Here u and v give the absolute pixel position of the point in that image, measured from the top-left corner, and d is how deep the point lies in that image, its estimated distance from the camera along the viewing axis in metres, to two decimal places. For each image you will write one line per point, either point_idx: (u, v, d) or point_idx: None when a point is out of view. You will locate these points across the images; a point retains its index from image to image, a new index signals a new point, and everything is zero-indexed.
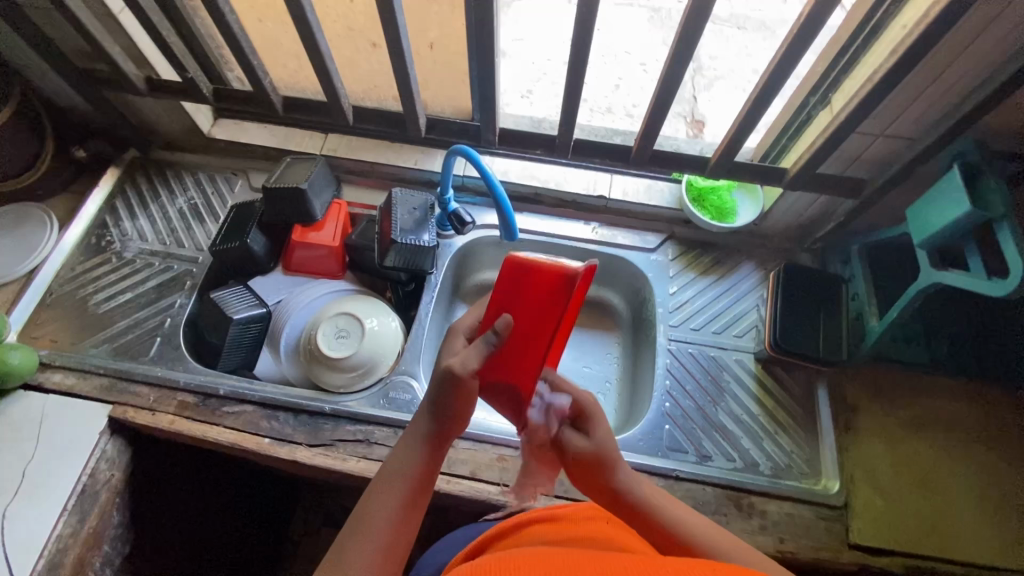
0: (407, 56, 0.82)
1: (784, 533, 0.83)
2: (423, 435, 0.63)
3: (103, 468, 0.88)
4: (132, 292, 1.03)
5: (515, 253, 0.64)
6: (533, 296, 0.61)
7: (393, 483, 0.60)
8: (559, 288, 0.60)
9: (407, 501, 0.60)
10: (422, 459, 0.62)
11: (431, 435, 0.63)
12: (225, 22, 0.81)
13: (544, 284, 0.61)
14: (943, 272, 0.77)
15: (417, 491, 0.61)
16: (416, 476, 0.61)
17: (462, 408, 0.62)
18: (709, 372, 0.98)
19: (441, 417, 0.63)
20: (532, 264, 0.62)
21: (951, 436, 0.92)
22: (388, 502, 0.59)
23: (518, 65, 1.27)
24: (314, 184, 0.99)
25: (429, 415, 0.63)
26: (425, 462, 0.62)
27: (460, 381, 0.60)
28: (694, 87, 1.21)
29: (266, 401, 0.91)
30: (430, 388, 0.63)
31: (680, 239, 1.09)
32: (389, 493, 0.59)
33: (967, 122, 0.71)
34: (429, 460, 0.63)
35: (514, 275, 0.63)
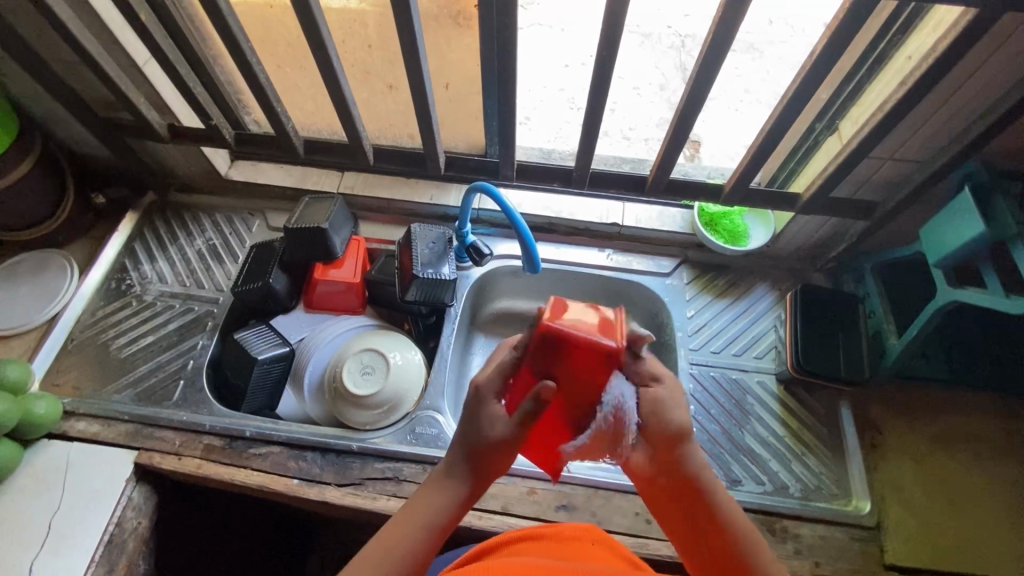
0: (429, 99, 0.85)
1: (819, 556, 0.83)
2: (458, 481, 0.60)
3: (130, 517, 0.87)
4: (153, 335, 1.03)
5: (549, 319, 0.57)
6: (573, 370, 0.57)
7: (417, 518, 0.59)
8: (601, 365, 0.57)
9: (426, 548, 0.58)
10: (452, 508, 0.60)
11: (466, 486, 0.60)
12: (252, 72, 0.83)
13: (588, 358, 0.56)
14: (959, 290, 0.79)
15: (438, 541, 0.59)
16: (443, 516, 0.59)
17: (501, 451, 0.59)
18: (733, 395, 0.98)
19: (480, 465, 0.60)
20: (574, 337, 0.56)
21: (977, 452, 0.92)
22: (410, 540, 0.58)
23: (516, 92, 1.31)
24: (334, 223, 1.00)
25: (465, 452, 0.60)
26: (454, 512, 0.60)
27: (505, 436, 0.58)
28: None
29: (293, 441, 0.91)
30: (468, 424, 0.60)
31: (693, 262, 1.11)
32: (410, 529, 0.58)
33: (976, 147, 0.73)
34: (458, 510, 0.60)
35: (549, 346, 0.57)
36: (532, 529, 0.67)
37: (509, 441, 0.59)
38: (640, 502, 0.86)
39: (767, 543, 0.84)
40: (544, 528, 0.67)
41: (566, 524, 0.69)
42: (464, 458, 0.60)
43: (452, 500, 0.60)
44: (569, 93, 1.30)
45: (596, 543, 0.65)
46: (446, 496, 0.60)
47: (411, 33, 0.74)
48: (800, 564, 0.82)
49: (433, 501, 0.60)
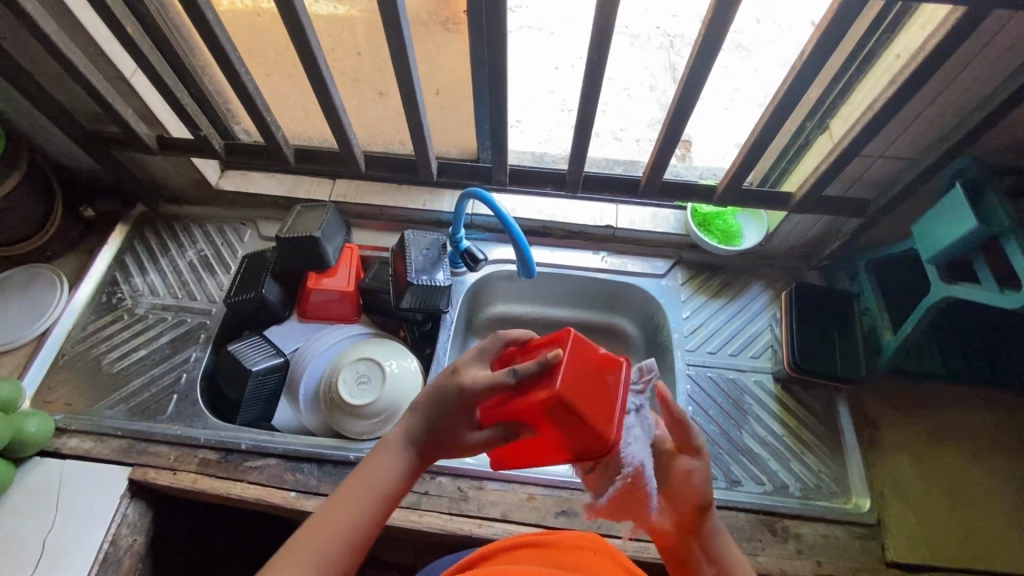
0: (420, 105, 0.84)
1: (820, 555, 0.83)
2: (406, 455, 0.63)
3: (125, 534, 0.86)
4: (145, 348, 1.02)
5: (564, 390, 0.54)
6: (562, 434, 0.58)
7: (366, 484, 0.61)
8: (589, 446, 0.57)
9: (369, 518, 0.60)
10: (397, 482, 0.62)
11: (413, 460, 0.63)
12: (241, 82, 0.83)
13: (579, 436, 0.57)
14: (954, 286, 0.79)
15: (382, 512, 0.61)
16: (389, 484, 0.61)
17: (453, 429, 0.62)
18: (730, 395, 0.98)
19: (429, 437, 0.63)
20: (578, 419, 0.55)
21: (974, 446, 0.92)
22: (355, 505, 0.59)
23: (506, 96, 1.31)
24: (326, 231, 1.00)
25: (418, 423, 0.63)
26: (398, 485, 0.62)
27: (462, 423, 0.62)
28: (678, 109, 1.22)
29: (290, 453, 0.90)
30: (425, 397, 0.63)
31: (688, 263, 1.11)
32: (358, 495, 0.60)
33: (966, 144, 0.74)
34: (403, 482, 0.62)
35: (554, 413, 0.55)
36: (533, 534, 0.65)
37: (466, 442, 0.62)
38: None
39: (768, 543, 0.84)
40: (545, 536, 0.65)
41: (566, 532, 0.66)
42: (413, 432, 0.63)
43: (398, 473, 0.62)
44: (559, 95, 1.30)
45: (597, 554, 0.62)
46: (393, 468, 0.62)
47: (400, 40, 0.73)
48: (801, 564, 0.82)
49: (379, 474, 0.61)
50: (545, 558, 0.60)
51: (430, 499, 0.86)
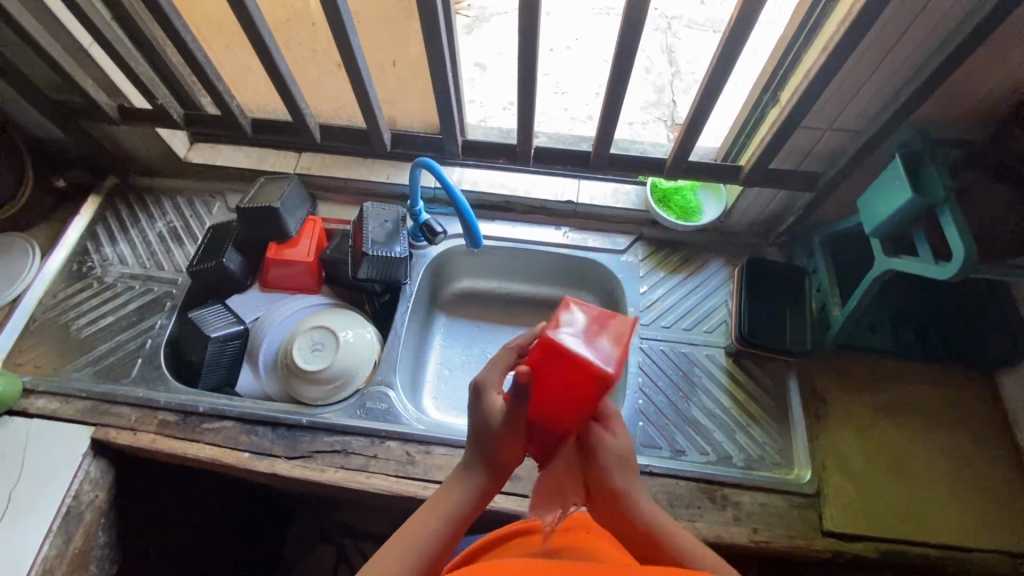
0: (366, 77, 0.85)
1: (757, 523, 0.85)
2: (479, 476, 0.63)
3: (87, 490, 0.89)
4: (113, 315, 1.05)
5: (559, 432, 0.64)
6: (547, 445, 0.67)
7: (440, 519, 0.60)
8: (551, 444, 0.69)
9: (446, 544, 0.59)
10: (470, 506, 0.62)
11: (484, 483, 0.63)
12: (190, 52, 0.84)
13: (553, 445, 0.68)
14: (894, 259, 0.79)
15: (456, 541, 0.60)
16: (462, 517, 0.61)
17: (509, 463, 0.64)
18: (681, 368, 0.99)
19: (488, 469, 0.63)
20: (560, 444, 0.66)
21: (921, 421, 0.93)
22: (428, 542, 0.58)
23: (499, 78, 1.30)
24: (286, 202, 1.01)
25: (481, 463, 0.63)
26: (473, 507, 0.62)
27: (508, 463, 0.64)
28: (673, 93, 1.27)
29: (245, 416, 0.93)
30: (483, 441, 0.63)
31: (649, 239, 1.12)
32: (432, 534, 0.59)
33: (905, 113, 0.73)
34: (475, 505, 0.62)
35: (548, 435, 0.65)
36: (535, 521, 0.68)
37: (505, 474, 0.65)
38: None
39: (706, 511, 0.86)
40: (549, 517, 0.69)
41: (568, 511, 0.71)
42: (491, 455, 0.63)
43: (477, 495, 0.62)
44: (553, 76, 1.31)
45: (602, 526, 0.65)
46: (467, 488, 0.62)
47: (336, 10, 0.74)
48: (738, 531, 0.84)
49: (461, 495, 0.62)
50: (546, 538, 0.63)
51: (377, 462, 0.89)
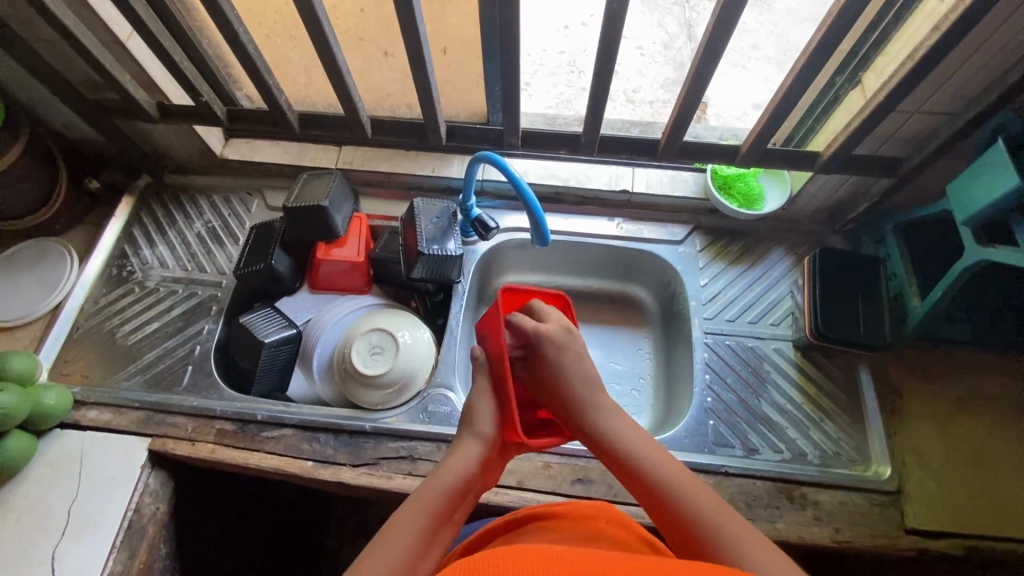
0: (427, 66, 0.79)
1: (839, 522, 0.83)
2: (476, 450, 0.66)
3: (147, 502, 0.87)
4: (158, 321, 1.02)
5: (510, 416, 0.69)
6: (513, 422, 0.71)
7: (429, 495, 0.61)
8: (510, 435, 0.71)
9: (442, 516, 0.60)
10: (471, 476, 0.65)
11: (481, 449, 0.66)
12: (240, 43, 0.78)
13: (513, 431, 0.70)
14: (989, 249, 0.75)
15: (451, 510, 0.62)
16: (458, 485, 0.63)
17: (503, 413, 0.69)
18: (749, 364, 0.96)
19: (493, 428, 0.68)
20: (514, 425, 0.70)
21: (1002, 413, 0.90)
22: (413, 525, 0.58)
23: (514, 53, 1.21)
24: (334, 199, 0.97)
25: (472, 424, 0.69)
26: (471, 476, 0.64)
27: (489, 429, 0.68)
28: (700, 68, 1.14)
29: (305, 423, 0.90)
30: (472, 401, 0.71)
31: (707, 229, 1.08)
32: (419, 510, 0.59)
33: (1012, 95, 0.69)
34: (476, 474, 0.65)
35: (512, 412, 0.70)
36: (540, 509, 0.71)
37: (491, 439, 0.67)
38: None
39: (786, 510, 0.84)
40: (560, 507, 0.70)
41: (572, 501, 0.73)
42: (477, 424, 0.68)
43: (468, 465, 0.65)
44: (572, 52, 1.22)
45: (610, 522, 0.68)
46: (464, 461, 0.65)
47: None
48: (820, 531, 0.82)
49: (450, 472, 0.64)
50: (555, 529, 0.65)
51: None
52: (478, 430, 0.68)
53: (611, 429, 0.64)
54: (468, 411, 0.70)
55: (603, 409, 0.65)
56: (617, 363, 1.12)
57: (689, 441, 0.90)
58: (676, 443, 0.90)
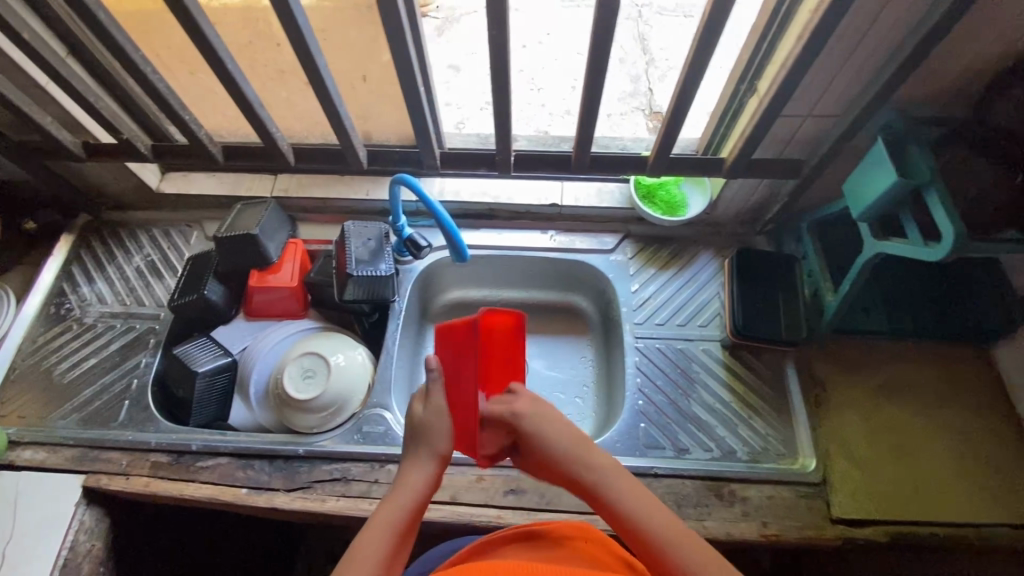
0: (335, 97, 0.82)
1: (766, 516, 0.85)
2: (431, 467, 0.66)
3: (83, 540, 0.87)
4: (96, 357, 1.02)
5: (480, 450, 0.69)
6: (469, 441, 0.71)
7: (386, 523, 0.61)
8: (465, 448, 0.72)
9: (400, 539, 0.60)
10: (423, 494, 0.64)
11: (434, 468, 0.66)
12: (150, 82, 0.80)
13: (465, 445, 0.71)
14: (883, 243, 0.79)
15: (408, 532, 0.62)
16: (414, 507, 0.63)
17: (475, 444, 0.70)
18: (679, 366, 0.99)
19: (448, 446, 0.67)
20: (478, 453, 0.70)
21: (922, 399, 0.93)
22: (373, 551, 0.59)
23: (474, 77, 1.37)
24: (266, 228, 0.99)
25: (429, 439, 0.67)
26: (424, 495, 0.64)
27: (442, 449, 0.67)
28: (649, 81, 1.34)
29: (240, 451, 0.91)
30: (425, 415, 0.68)
31: (637, 237, 1.11)
32: (379, 536, 0.60)
33: (885, 96, 0.73)
34: (430, 491, 0.65)
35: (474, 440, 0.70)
36: (525, 529, 0.71)
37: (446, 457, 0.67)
38: None
39: (714, 508, 0.85)
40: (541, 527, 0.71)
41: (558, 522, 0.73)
42: (434, 442, 0.67)
43: (421, 486, 0.64)
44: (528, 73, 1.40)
45: (589, 541, 0.67)
46: (418, 478, 0.65)
47: (298, 31, 0.71)
48: (748, 526, 0.84)
49: (408, 491, 0.64)
50: (535, 549, 0.65)
51: (380, 487, 0.87)
52: (435, 448, 0.67)
53: (594, 470, 0.62)
54: (425, 423, 0.68)
55: (590, 463, 0.63)
56: (561, 372, 1.13)
57: (622, 445, 0.92)
58: (608, 447, 0.92)
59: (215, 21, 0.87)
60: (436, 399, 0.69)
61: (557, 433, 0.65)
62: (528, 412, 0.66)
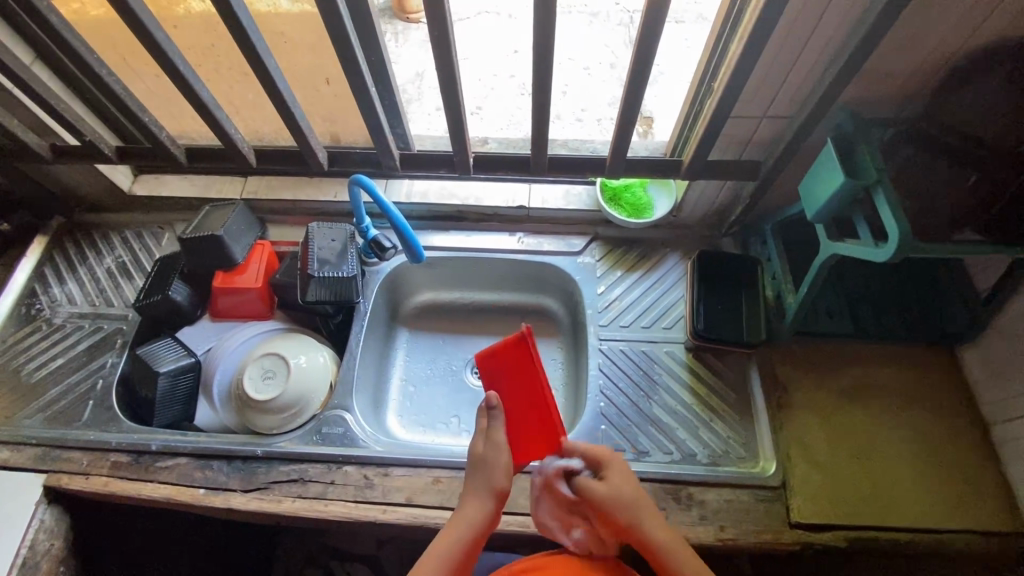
0: (289, 100, 0.82)
1: (724, 520, 0.84)
2: (489, 505, 0.70)
3: (41, 539, 0.87)
4: (63, 357, 1.03)
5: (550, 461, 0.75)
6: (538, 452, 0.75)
7: (446, 551, 0.66)
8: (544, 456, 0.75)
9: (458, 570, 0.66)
10: (481, 530, 0.68)
11: (492, 508, 0.70)
12: (107, 86, 0.81)
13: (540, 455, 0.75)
14: (837, 243, 0.78)
15: (465, 563, 0.67)
16: (473, 540, 0.67)
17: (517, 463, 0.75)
18: (642, 368, 0.98)
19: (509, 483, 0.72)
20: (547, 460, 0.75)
21: (886, 403, 0.92)
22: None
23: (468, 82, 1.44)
24: (231, 229, 1.00)
25: (490, 475, 0.71)
26: (481, 531, 0.69)
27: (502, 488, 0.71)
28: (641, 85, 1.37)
29: (199, 451, 0.91)
30: (490, 453, 0.73)
31: (605, 239, 1.11)
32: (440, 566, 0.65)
33: (832, 95, 0.72)
34: (489, 527, 0.69)
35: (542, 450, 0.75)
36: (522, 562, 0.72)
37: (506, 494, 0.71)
38: None
39: (671, 511, 0.84)
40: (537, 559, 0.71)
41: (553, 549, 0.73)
42: (495, 479, 0.71)
43: (479, 523, 0.68)
44: (518, 78, 1.45)
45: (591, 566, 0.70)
46: (480, 517, 0.69)
47: (244, 35, 0.71)
48: (704, 530, 0.83)
49: (466, 526, 0.68)
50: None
51: (335, 488, 0.87)
52: (493, 485, 0.71)
53: (640, 513, 0.68)
54: (490, 460, 0.72)
55: (635, 505, 0.68)
56: None
57: None
58: None
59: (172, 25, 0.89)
60: (497, 436, 0.74)
61: (627, 482, 0.69)
62: (614, 469, 0.70)
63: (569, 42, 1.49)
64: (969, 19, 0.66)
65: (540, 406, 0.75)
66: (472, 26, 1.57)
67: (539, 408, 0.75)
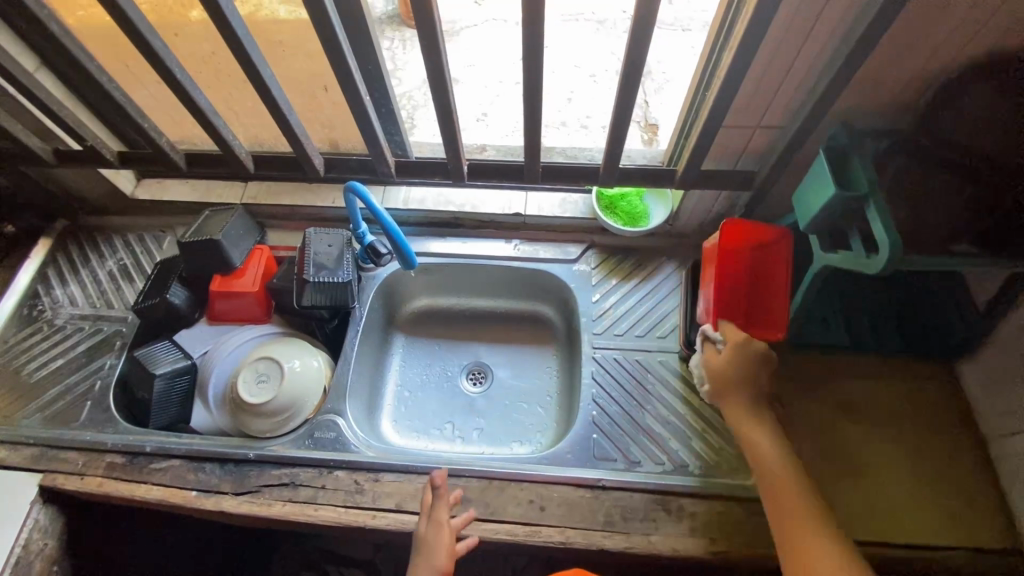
0: (285, 107, 0.83)
1: (714, 533, 0.83)
2: None
3: (35, 539, 0.88)
4: (63, 358, 1.04)
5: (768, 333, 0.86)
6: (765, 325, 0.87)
7: None
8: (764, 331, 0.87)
9: None
10: None
11: None
12: (108, 93, 0.83)
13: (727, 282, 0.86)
14: (830, 255, 0.78)
15: None
16: None
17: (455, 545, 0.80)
18: (635, 377, 0.98)
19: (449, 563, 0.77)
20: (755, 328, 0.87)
21: (882, 416, 0.91)
22: None
23: (473, 88, 1.45)
24: (229, 234, 1.01)
25: (429, 555, 0.78)
26: None
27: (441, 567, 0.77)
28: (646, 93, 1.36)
29: (193, 453, 0.91)
30: (428, 533, 0.79)
31: (601, 247, 1.11)
32: None
33: (822, 107, 0.72)
34: None
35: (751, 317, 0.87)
36: None
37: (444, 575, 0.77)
38: (534, 490, 0.87)
39: (661, 523, 0.84)
40: None
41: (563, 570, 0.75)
42: (433, 560, 0.77)
43: None
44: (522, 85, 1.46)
45: None
46: None
47: (238, 43, 0.72)
48: (694, 542, 0.82)
49: None
50: None
51: (325, 493, 0.87)
52: (433, 565, 0.77)
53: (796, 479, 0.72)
54: (429, 541, 0.79)
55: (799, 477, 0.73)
56: (524, 382, 1.12)
57: (573, 456, 0.91)
58: (559, 457, 0.91)
59: (173, 33, 0.91)
60: (438, 515, 0.81)
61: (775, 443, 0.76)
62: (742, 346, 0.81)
63: (574, 49, 1.50)
64: (958, 32, 0.66)
65: (769, 279, 0.86)
66: (478, 34, 1.59)
67: (764, 278, 0.87)
